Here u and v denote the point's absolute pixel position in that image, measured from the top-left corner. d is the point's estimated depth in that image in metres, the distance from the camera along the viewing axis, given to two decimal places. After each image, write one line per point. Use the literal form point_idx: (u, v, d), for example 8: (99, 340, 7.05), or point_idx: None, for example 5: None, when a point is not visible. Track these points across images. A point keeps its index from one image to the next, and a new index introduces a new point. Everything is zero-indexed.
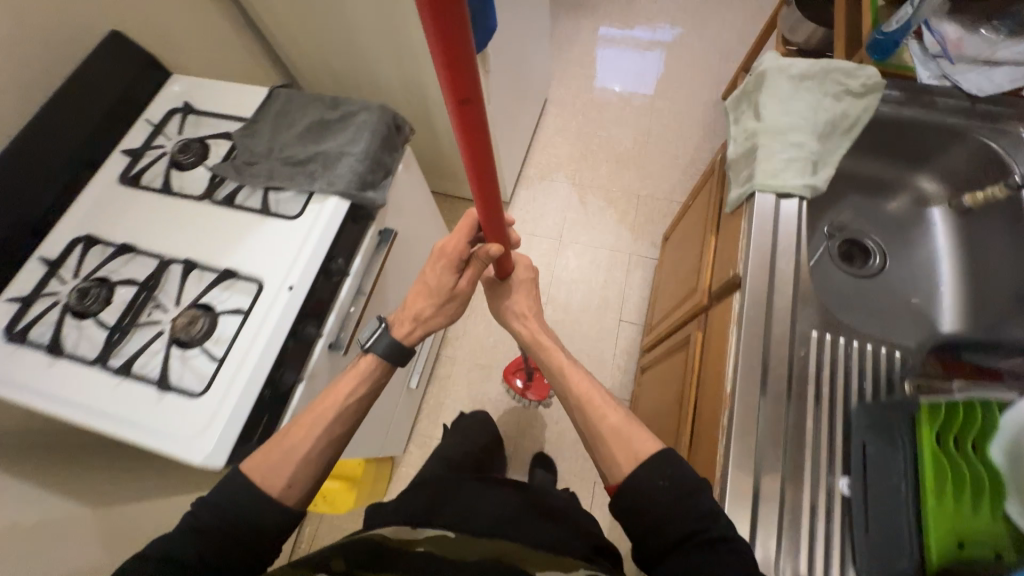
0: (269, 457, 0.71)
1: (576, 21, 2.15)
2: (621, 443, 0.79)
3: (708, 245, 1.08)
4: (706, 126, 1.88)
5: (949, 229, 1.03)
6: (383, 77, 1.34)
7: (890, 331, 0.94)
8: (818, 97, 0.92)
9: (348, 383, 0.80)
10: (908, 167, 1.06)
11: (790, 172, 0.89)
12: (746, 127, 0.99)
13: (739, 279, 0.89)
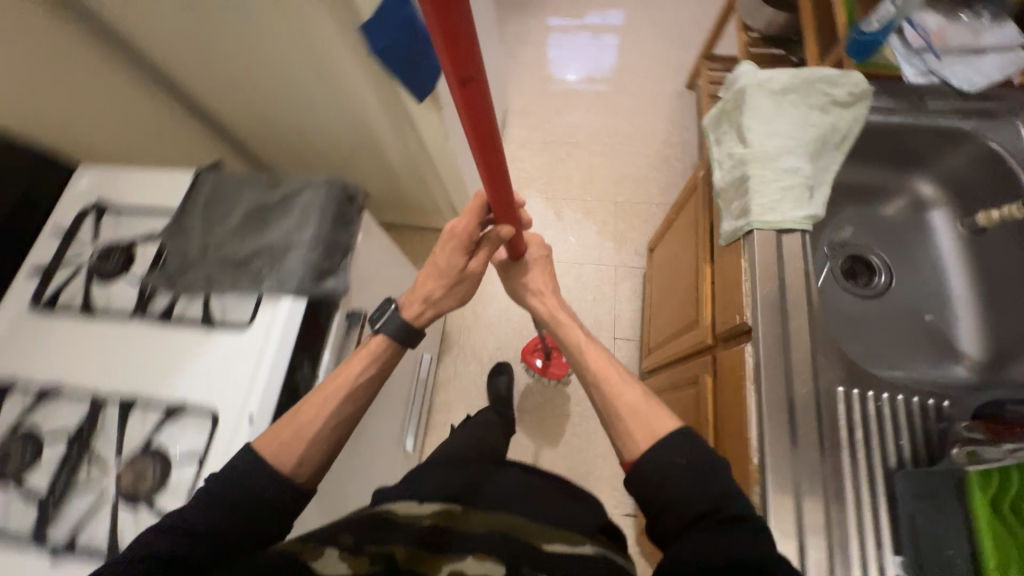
0: (280, 432, 0.66)
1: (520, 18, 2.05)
2: (636, 420, 0.74)
3: (706, 287, 1.03)
4: (672, 120, 1.86)
5: (958, 240, 0.94)
6: (326, 121, 1.20)
7: (907, 360, 0.84)
8: (803, 112, 0.85)
9: (358, 361, 0.77)
10: (904, 170, 0.97)
11: (788, 202, 0.83)
12: (730, 151, 0.91)
13: (750, 328, 0.84)
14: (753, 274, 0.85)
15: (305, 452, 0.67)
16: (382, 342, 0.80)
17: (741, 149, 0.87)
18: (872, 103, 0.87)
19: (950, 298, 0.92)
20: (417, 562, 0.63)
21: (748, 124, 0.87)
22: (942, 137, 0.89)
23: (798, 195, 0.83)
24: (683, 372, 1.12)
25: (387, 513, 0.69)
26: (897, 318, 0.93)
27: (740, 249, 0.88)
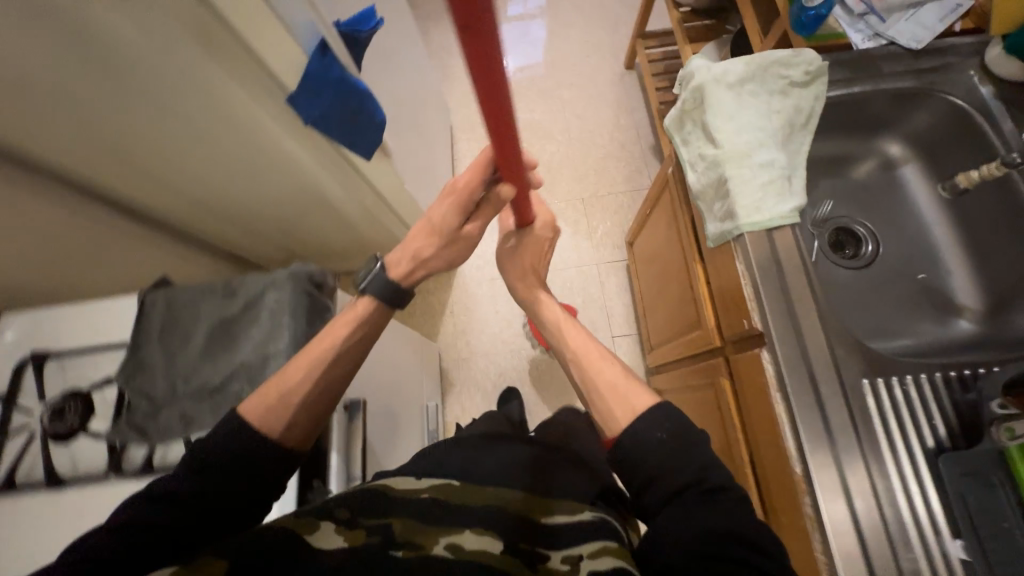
0: (260, 404, 0.54)
1: (441, 32, 1.90)
2: (613, 396, 0.62)
3: (702, 287, 0.80)
4: (620, 105, 1.71)
5: (928, 195, 0.74)
6: (212, 181, 0.89)
7: (902, 330, 0.69)
8: (766, 104, 0.68)
9: (342, 325, 0.61)
10: (889, 115, 0.73)
11: (770, 196, 0.64)
12: (701, 153, 0.70)
13: (762, 332, 0.62)
14: (750, 270, 0.64)
15: (294, 420, 0.55)
16: (369, 302, 0.64)
17: (710, 149, 0.68)
18: (825, 80, 0.68)
19: (936, 245, 0.72)
20: (416, 536, 0.51)
21: (707, 121, 0.68)
22: (897, 107, 0.71)
23: (780, 188, 0.64)
24: (687, 379, 0.94)
25: (379, 486, 0.56)
26: (899, 281, 0.72)
27: (730, 254, 0.68)
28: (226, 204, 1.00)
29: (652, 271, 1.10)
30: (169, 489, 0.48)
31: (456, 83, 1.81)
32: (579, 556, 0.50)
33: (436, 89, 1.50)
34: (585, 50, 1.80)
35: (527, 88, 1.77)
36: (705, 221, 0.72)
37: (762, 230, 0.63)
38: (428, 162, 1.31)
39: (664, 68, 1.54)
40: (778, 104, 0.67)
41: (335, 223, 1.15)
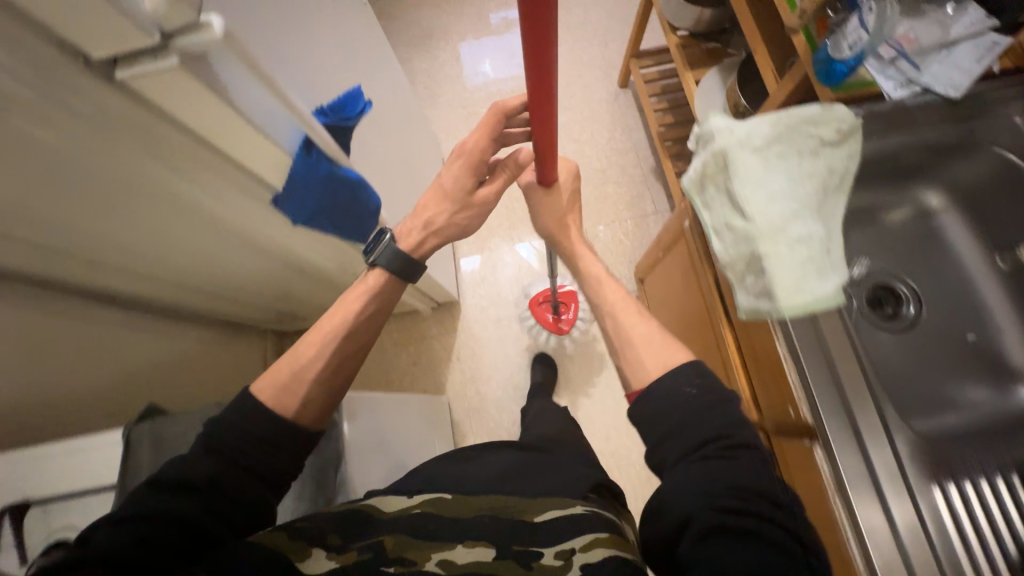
0: (282, 366, 0.64)
1: (425, 61, 1.82)
2: (646, 347, 0.66)
3: (733, 355, 0.75)
4: (617, 125, 1.65)
5: (972, 246, 0.69)
6: (201, 267, 0.83)
7: (953, 398, 0.65)
8: (797, 169, 0.62)
9: (355, 298, 0.70)
10: (928, 163, 0.68)
11: (812, 273, 0.58)
12: (727, 223, 0.64)
13: (813, 426, 0.57)
14: (796, 358, 0.59)
15: (310, 386, 0.64)
16: (376, 275, 0.71)
17: (738, 221, 0.62)
18: (858, 138, 0.63)
19: (986, 305, 0.67)
20: (407, 550, 0.54)
21: (733, 190, 0.63)
22: (938, 156, 0.66)
23: (820, 265, 0.58)
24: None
25: (365, 507, 0.60)
26: (947, 346, 0.67)
27: (769, 334, 0.62)
28: (214, 285, 0.95)
29: (669, 315, 1.05)
30: (185, 478, 0.54)
31: (443, 115, 1.74)
32: (571, 550, 0.52)
33: (425, 128, 1.44)
34: (577, 71, 1.74)
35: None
36: (734, 292, 0.66)
37: (808, 314, 0.58)
38: None
39: (660, 88, 1.49)
40: (810, 170, 0.62)
41: (329, 286, 1.09)
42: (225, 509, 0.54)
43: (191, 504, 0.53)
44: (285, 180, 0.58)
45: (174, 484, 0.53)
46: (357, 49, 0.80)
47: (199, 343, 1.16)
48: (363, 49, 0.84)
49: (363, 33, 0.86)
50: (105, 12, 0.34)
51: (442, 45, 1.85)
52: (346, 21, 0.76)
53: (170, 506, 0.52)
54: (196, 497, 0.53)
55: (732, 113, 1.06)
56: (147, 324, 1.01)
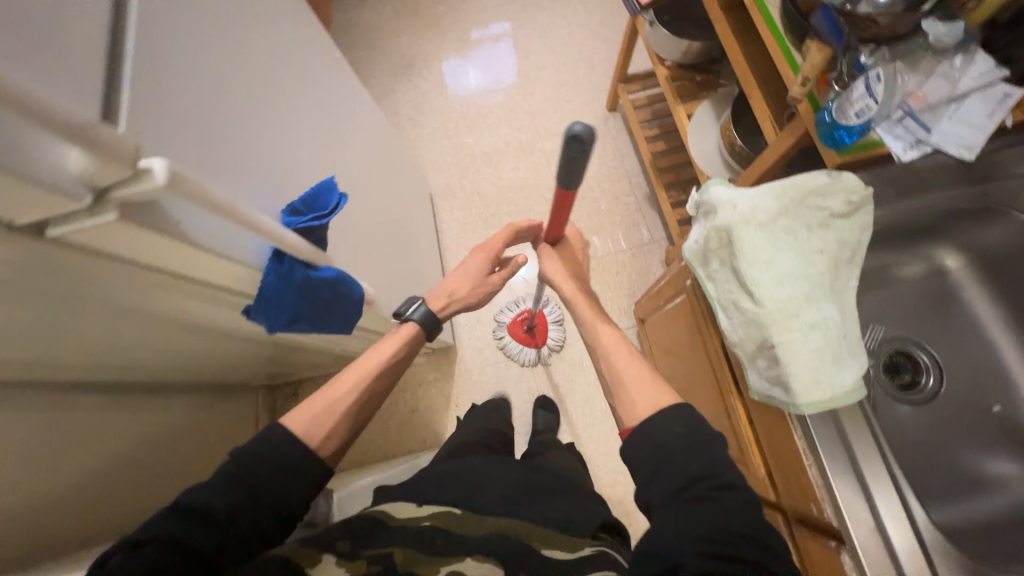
0: (314, 403, 0.60)
1: (407, 90, 1.77)
2: (636, 390, 0.58)
3: (745, 429, 0.71)
4: (607, 151, 1.60)
5: (992, 309, 0.65)
6: (185, 354, 0.77)
7: (981, 474, 0.61)
8: (806, 245, 0.58)
9: (389, 345, 0.70)
10: (943, 226, 0.64)
11: (829, 361, 0.54)
12: (734, 301, 0.60)
13: (839, 529, 0.54)
14: (816, 453, 0.55)
15: (336, 419, 0.60)
16: (413, 330, 0.73)
17: (747, 302, 0.58)
18: (871, 208, 0.59)
19: (1011, 376, 0.63)
20: (417, 566, 0.49)
21: (739, 268, 0.59)
22: (955, 220, 0.63)
23: (836, 352, 0.55)
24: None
25: (378, 512, 0.56)
26: (972, 419, 0.64)
27: (786, 424, 0.59)
28: (210, 355, 0.83)
29: (672, 365, 1.02)
30: (204, 505, 0.47)
31: (429, 146, 1.69)
32: None
33: (411, 167, 1.39)
34: (563, 98, 1.70)
35: (508, 145, 1.66)
36: (745, 372, 0.62)
37: (828, 409, 0.54)
38: (417, 260, 1.20)
39: (650, 113, 1.45)
40: (819, 246, 0.58)
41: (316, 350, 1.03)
42: (245, 538, 0.48)
43: (204, 538, 0.45)
44: (258, 289, 0.54)
45: (187, 511, 0.47)
46: (329, 120, 0.75)
47: (192, 413, 1.02)
48: (336, 116, 0.80)
49: (336, 97, 0.82)
50: (20, 187, 0.29)
51: (424, 74, 1.79)
52: (317, 94, 0.72)
53: (185, 532, 0.45)
54: (207, 526, 0.46)
55: (728, 153, 1.01)
56: (136, 401, 0.85)
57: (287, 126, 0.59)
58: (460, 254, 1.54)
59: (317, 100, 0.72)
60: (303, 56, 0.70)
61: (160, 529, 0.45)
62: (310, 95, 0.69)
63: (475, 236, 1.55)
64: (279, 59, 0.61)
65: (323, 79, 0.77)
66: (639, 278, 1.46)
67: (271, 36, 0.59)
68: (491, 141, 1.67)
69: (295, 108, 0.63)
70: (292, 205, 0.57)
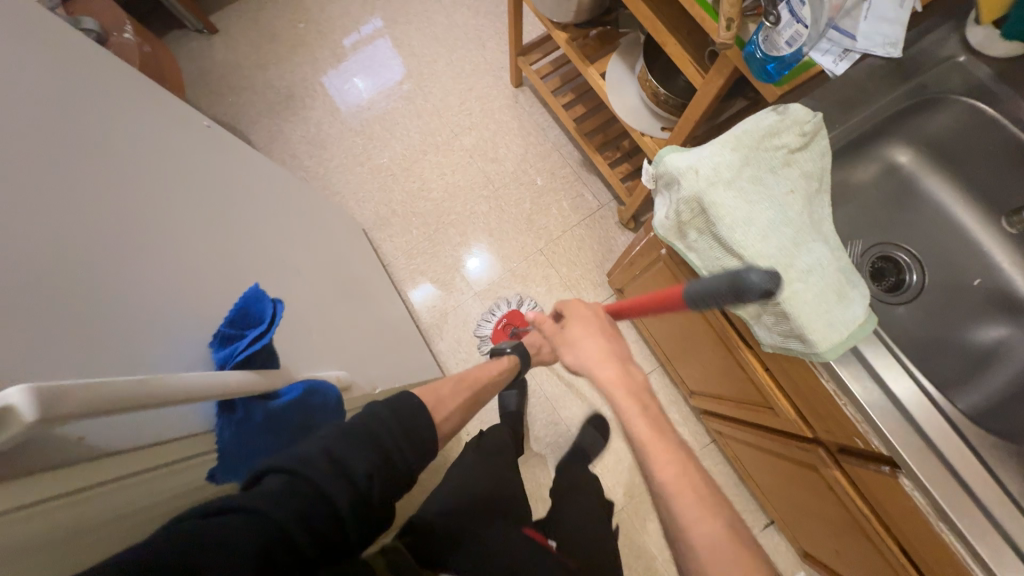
0: (438, 387, 0.68)
1: (298, 127, 1.60)
2: (712, 568, 0.49)
3: (765, 378, 0.71)
4: (528, 129, 1.54)
5: (946, 192, 0.67)
6: None
7: (988, 348, 0.64)
8: (776, 190, 0.56)
9: (497, 367, 0.83)
10: (890, 127, 0.63)
11: (836, 305, 0.53)
12: (724, 267, 0.58)
13: (890, 455, 0.54)
14: (845, 390, 0.55)
15: (453, 406, 0.67)
16: (512, 356, 0.87)
17: (739, 266, 0.56)
18: (825, 133, 0.57)
19: (982, 248, 0.66)
20: None
21: (720, 234, 0.56)
22: (899, 119, 0.63)
23: (837, 288, 0.54)
24: (767, 446, 0.86)
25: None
26: (961, 298, 0.66)
27: (809, 371, 0.58)
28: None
29: (668, 328, 1.01)
30: (348, 460, 0.44)
31: (343, 179, 1.54)
32: None
33: (333, 210, 1.25)
34: (466, 87, 1.60)
35: (426, 153, 1.55)
36: (753, 330, 0.61)
37: (846, 349, 0.53)
38: (376, 309, 1.10)
39: (559, 79, 1.38)
40: (788, 188, 0.56)
41: None
42: (374, 507, 0.44)
43: (344, 496, 0.42)
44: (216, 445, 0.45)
45: (334, 455, 0.44)
46: (217, 210, 0.63)
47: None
48: (228, 201, 0.67)
49: (220, 178, 0.69)
50: None
51: (310, 103, 1.62)
52: (192, 187, 0.60)
53: (327, 480, 0.42)
54: (350, 482, 0.43)
55: (652, 103, 0.96)
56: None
57: (154, 253, 0.48)
58: (417, 281, 1.44)
59: (195, 194, 0.60)
60: (161, 149, 0.58)
61: (310, 466, 0.42)
62: (182, 194, 0.57)
63: (425, 258, 1.46)
64: (121, 172, 0.48)
65: (196, 163, 0.64)
66: (602, 247, 1.42)
67: (100, 148, 0.47)
68: (407, 154, 1.55)
69: (162, 222, 0.51)
70: (221, 332, 0.48)
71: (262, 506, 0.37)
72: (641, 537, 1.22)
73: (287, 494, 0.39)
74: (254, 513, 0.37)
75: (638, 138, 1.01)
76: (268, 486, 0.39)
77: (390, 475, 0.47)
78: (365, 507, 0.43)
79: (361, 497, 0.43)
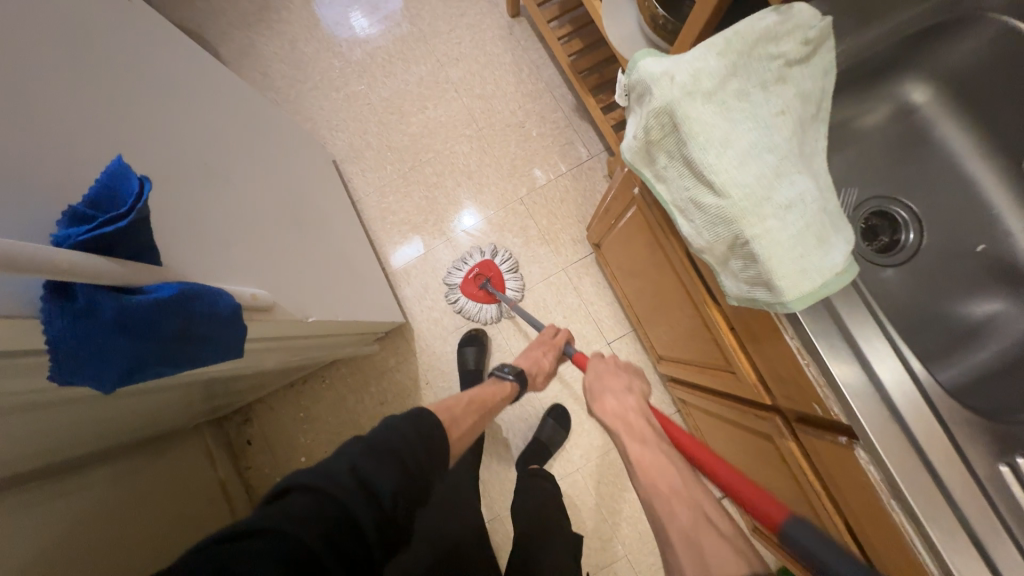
0: (452, 406, 0.73)
1: (271, 42, 1.46)
2: (692, 558, 0.47)
3: (727, 336, 0.65)
4: (521, 65, 1.40)
5: (961, 141, 0.59)
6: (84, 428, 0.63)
7: (982, 323, 0.56)
8: (764, 109, 0.47)
9: (495, 390, 0.84)
10: (902, 54, 0.55)
11: (813, 250, 0.45)
12: (692, 198, 0.50)
13: (849, 424, 0.48)
14: (810, 347, 0.48)
15: (463, 428, 0.71)
16: (513, 384, 0.87)
17: (708, 197, 0.48)
18: (831, 45, 0.48)
19: (993, 211, 0.58)
20: None
21: (691, 156, 0.47)
22: (918, 40, 0.54)
23: (819, 229, 0.46)
24: (728, 417, 0.81)
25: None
26: (960, 267, 0.58)
27: (774, 327, 0.52)
28: (134, 405, 0.68)
29: (641, 288, 0.95)
30: (375, 484, 0.51)
31: (316, 104, 1.42)
32: None
33: (299, 132, 1.15)
34: (456, 12, 1.45)
35: (408, 83, 1.42)
36: (719, 278, 0.54)
37: (816, 302, 0.46)
38: (331, 242, 1.02)
39: (557, 8, 1.24)
40: (778, 106, 0.47)
41: (255, 377, 0.89)
42: (396, 524, 0.51)
43: (367, 515, 0.49)
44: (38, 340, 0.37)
45: (360, 476, 0.51)
46: (114, 81, 0.52)
47: (113, 484, 0.82)
48: (145, 81, 0.58)
49: (144, 55, 0.60)
50: None
51: (286, 16, 1.47)
52: (75, 43, 0.48)
53: (350, 499, 0.49)
54: (374, 504, 0.50)
55: (650, 29, 0.84)
56: (47, 494, 0.68)
57: None
58: (387, 221, 1.35)
59: (79, 52, 0.49)
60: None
61: (342, 492, 0.49)
62: (53, 44, 0.46)
63: (398, 197, 1.36)
64: None
65: (100, 23, 0.53)
66: (586, 201, 1.33)
67: None
68: (388, 83, 1.42)
69: None
70: (74, 209, 0.39)
71: (286, 522, 0.44)
72: (594, 501, 1.21)
73: (309, 513, 0.46)
74: (281, 532, 0.43)
75: None
76: (295, 502, 0.46)
77: (412, 493, 0.54)
78: (388, 526, 0.50)
79: (384, 516, 0.50)
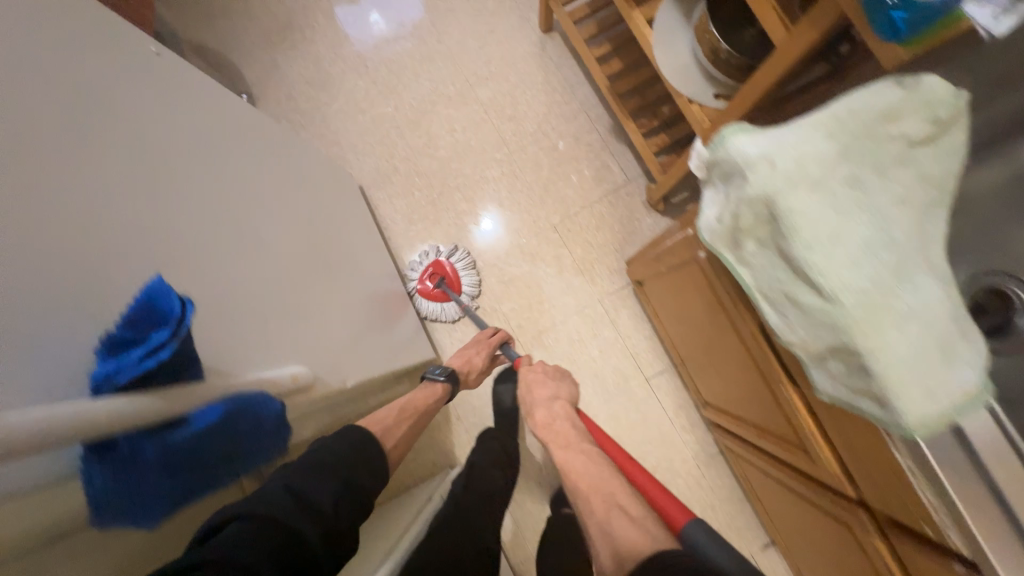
0: (381, 416, 0.68)
1: (296, 63, 1.42)
2: (603, 539, 0.47)
3: (806, 420, 0.59)
4: (555, 85, 1.33)
5: None
6: None
7: None
8: (883, 200, 0.40)
9: (427, 394, 0.78)
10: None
11: (940, 368, 0.39)
12: (788, 293, 0.43)
13: (970, 557, 0.42)
14: (929, 470, 0.42)
15: (397, 437, 0.67)
16: (446, 386, 0.83)
17: (809, 296, 0.41)
18: (962, 123, 0.41)
19: None
20: None
21: (790, 250, 0.41)
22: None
23: (944, 343, 0.39)
24: (793, 489, 0.75)
25: None
26: None
27: (877, 437, 0.46)
28: None
29: (691, 338, 0.90)
30: (312, 496, 0.48)
31: (343, 128, 1.38)
32: None
33: None
34: (486, 29, 1.38)
35: (435, 103, 1.37)
36: (808, 372, 0.48)
37: (943, 427, 0.39)
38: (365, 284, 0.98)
39: (595, 26, 1.16)
40: (899, 198, 0.40)
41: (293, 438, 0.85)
42: (341, 536, 0.49)
43: (309, 528, 0.46)
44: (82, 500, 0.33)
45: (299, 495, 0.48)
46: (163, 164, 0.50)
47: None
48: (196, 154, 0.56)
49: (189, 123, 0.56)
50: None
51: (310, 36, 1.43)
52: (121, 130, 0.45)
53: (290, 515, 0.45)
54: (313, 517, 0.47)
55: (707, 61, 0.77)
56: None
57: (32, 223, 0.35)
58: (416, 247, 1.31)
59: (124, 138, 0.45)
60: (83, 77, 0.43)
61: (276, 507, 0.45)
62: (94, 134, 0.42)
63: (427, 224, 1.32)
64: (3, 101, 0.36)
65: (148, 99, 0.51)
66: (624, 229, 1.26)
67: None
68: (415, 105, 1.37)
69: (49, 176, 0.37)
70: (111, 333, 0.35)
71: (229, 551, 0.39)
72: None
73: (254, 535, 0.41)
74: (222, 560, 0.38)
75: (683, 105, 0.82)
76: (230, 531, 0.41)
77: (354, 497, 0.53)
78: (330, 537, 0.48)
79: (328, 525, 0.48)
